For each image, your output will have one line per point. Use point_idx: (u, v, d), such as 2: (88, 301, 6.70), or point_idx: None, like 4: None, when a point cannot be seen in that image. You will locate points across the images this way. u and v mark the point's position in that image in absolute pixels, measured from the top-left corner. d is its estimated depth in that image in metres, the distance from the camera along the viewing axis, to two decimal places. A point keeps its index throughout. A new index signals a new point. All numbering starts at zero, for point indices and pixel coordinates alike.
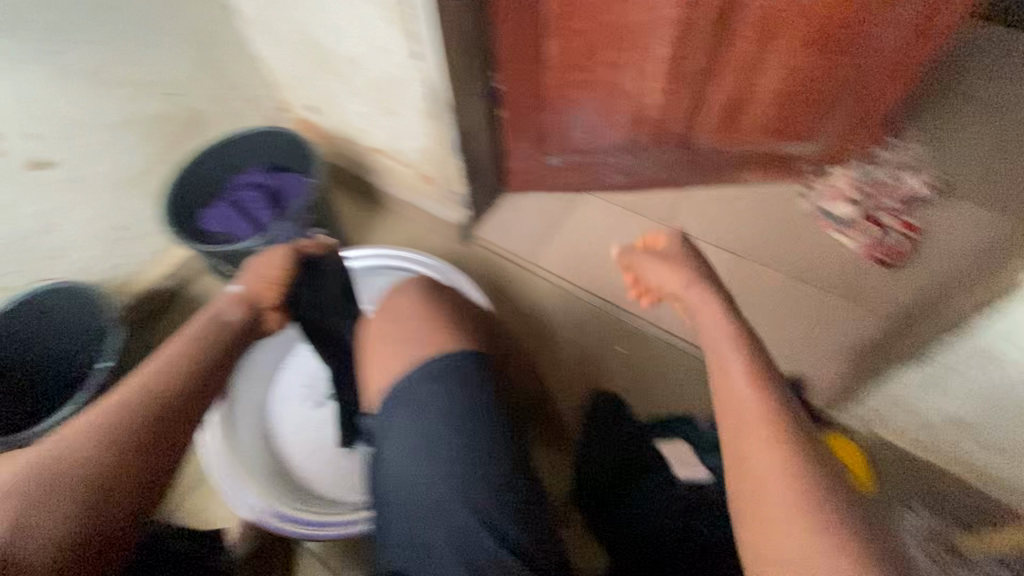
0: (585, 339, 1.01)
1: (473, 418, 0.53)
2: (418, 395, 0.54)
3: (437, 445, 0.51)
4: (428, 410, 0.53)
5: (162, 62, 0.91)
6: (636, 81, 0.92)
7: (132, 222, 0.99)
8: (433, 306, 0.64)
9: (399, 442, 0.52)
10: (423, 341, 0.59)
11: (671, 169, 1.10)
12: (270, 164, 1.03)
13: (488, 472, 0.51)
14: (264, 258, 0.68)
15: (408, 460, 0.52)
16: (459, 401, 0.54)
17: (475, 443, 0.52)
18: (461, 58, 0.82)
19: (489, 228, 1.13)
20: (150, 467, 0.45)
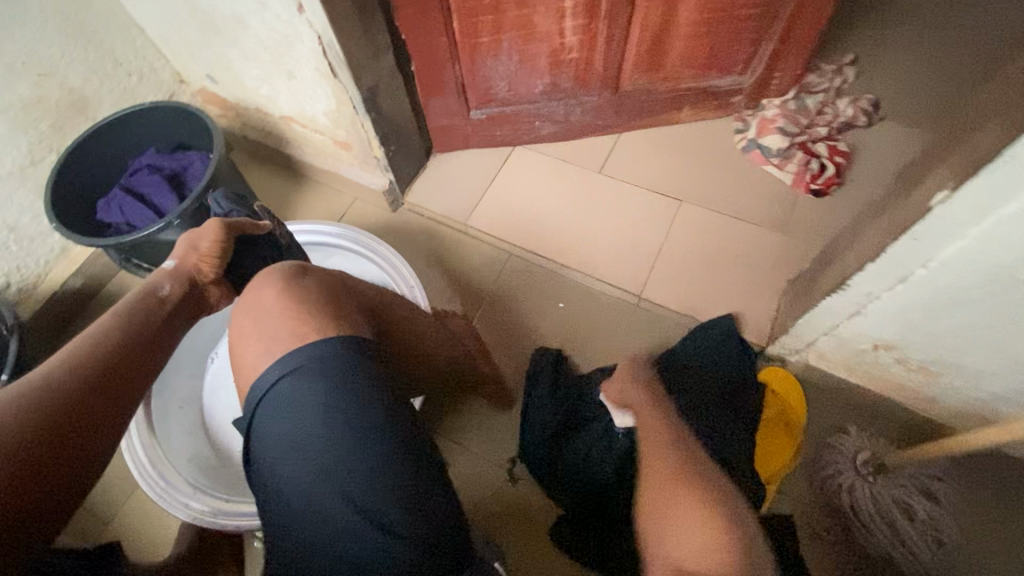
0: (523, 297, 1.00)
1: (342, 402, 0.49)
2: (281, 384, 0.50)
3: (304, 436, 0.48)
4: (296, 400, 0.49)
5: (23, 39, 0.81)
6: (549, 21, 0.86)
7: (29, 221, 0.91)
8: (293, 288, 0.56)
9: (267, 435, 0.49)
10: (291, 325, 0.53)
11: (601, 114, 1.07)
12: (171, 143, 0.95)
13: (364, 457, 0.48)
14: (200, 228, 0.65)
15: (278, 453, 0.48)
16: (323, 386, 0.49)
17: (346, 428, 0.48)
18: (350, 8, 0.75)
19: (419, 192, 1.09)
20: (79, 434, 0.49)
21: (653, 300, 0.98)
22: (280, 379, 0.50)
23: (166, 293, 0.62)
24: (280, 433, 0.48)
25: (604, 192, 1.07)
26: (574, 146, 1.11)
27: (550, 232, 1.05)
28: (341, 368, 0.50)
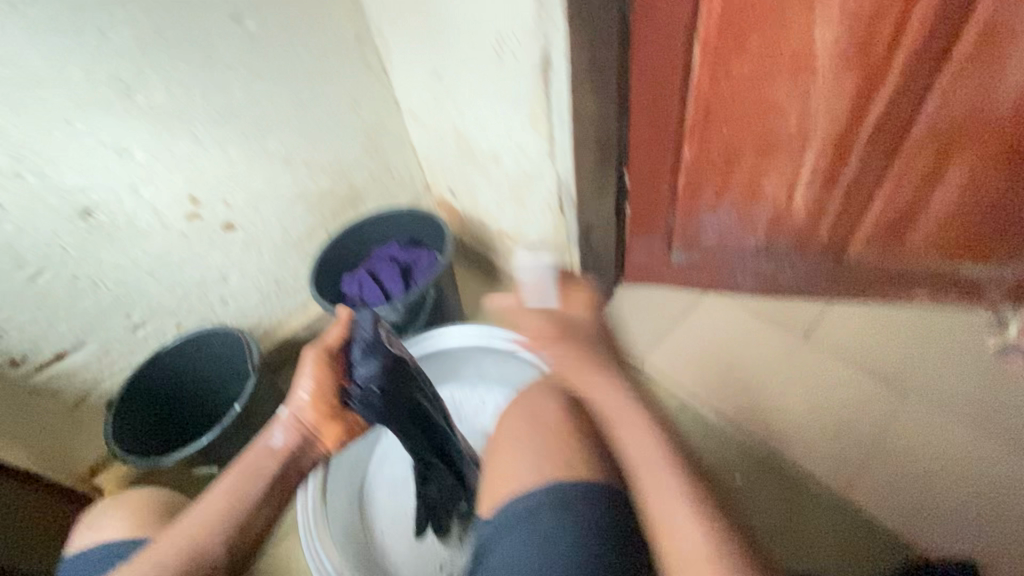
0: (717, 455, 0.92)
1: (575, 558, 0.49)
2: (523, 510, 0.52)
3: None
4: (535, 537, 0.50)
5: (338, 151, 1.06)
6: (778, 188, 0.86)
7: (291, 278, 1.13)
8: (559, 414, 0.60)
9: (496, 557, 0.51)
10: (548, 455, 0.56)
11: (814, 280, 1.00)
12: (406, 237, 1.13)
13: None
14: (300, 365, 0.70)
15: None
16: (563, 533, 0.50)
17: None
18: (593, 160, 0.83)
19: (602, 317, 1.11)
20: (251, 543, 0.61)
21: (858, 502, 0.86)
22: (533, 509, 0.52)
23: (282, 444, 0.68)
24: (536, 564, 0.49)
25: (805, 360, 0.99)
26: (774, 305, 1.06)
27: (734, 391, 0.98)
28: (589, 521, 0.51)
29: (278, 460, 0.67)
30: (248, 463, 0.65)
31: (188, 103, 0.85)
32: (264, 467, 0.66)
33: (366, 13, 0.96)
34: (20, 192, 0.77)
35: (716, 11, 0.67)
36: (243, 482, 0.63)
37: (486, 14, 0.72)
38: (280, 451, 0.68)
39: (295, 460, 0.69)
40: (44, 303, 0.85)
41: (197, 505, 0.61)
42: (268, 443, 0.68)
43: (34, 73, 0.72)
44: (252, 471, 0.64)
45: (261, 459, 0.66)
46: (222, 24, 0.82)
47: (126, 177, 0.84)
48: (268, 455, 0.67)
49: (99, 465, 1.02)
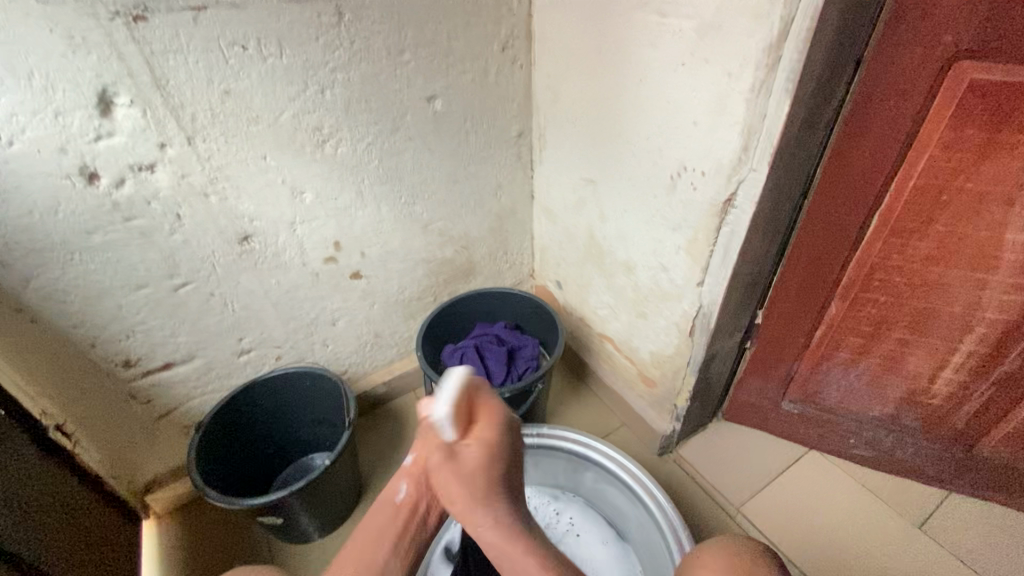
0: None
1: None
2: None
3: None
4: None
5: (470, 225, 1.10)
6: (921, 364, 0.84)
7: (389, 333, 1.14)
8: None
9: None
10: None
11: (935, 463, 0.95)
12: (509, 320, 1.15)
13: None
14: None
15: None
16: None
17: None
18: (739, 297, 0.83)
19: (692, 448, 1.06)
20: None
21: None
22: None
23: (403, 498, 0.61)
24: None
25: (921, 549, 0.90)
26: (883, 478, 1.00)
27: (840, 566, 0.89)
28: None
29: (399, 525, 0.60)
30: (370, 530, 0.59)
31: (363, 161, 0.90)
32: (385, 535, 0.59)
33: (535, 112, 1.03)
34: (199, 209, 0.80)
35: (906, 192, 0.70)
36: (367, 550, 0.57)
37: (674, 145, 0.76)
38: (403, 509, 0.61)
39: (419, 519, 0.61)
40: (175, 313, 0.87)
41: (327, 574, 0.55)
42: (392, 498, 0.62)
43: (254, 111, 0.77)
44: (376, 538, 0.59)
45: (382, 526, 0.60)
46: (417, 100, 0.89)
47: (288, 213, 0.88)
48: (392, 515, 0.61)
49: (156, 481, 0.99)
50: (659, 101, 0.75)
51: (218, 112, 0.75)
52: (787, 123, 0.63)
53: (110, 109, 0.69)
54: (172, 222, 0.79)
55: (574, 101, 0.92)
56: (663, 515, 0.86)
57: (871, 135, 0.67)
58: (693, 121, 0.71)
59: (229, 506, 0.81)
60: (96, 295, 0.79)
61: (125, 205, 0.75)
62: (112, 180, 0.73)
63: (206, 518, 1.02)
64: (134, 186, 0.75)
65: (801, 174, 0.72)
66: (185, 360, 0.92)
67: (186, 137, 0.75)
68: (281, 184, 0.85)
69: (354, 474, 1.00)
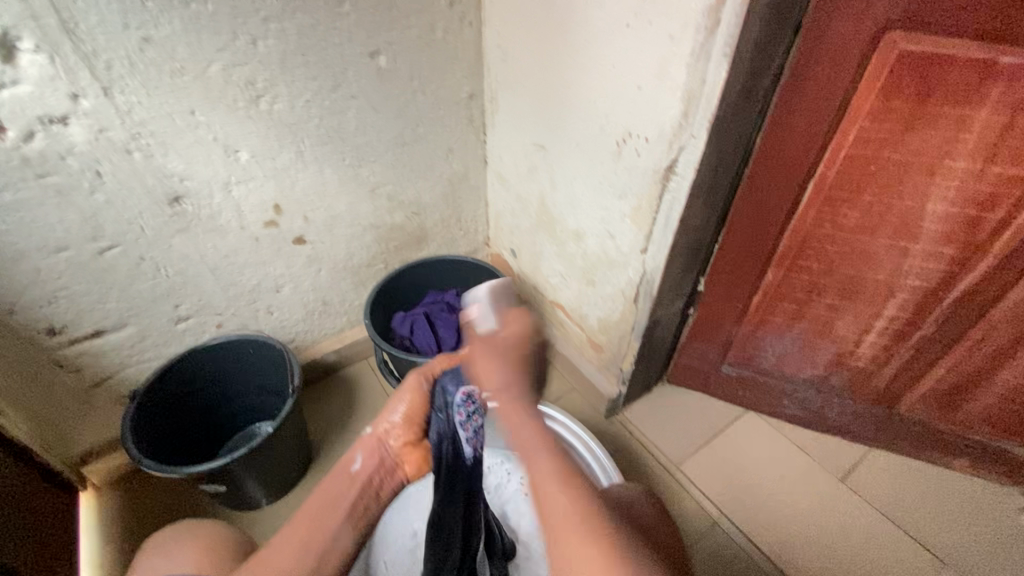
0: None
1: None
2: None
3: None
4: None
5: (420, 190, 1.08)
6: (849, 329, 0.89)
7: (338, 300, 1.11)
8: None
9: None
10: None
11: (859, 421, 1.01)
12: (460, 288, 1.15)
13: None
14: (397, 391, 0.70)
15: None
16: None
17: None
18: (682, 264, 0.85)
19: (637, 410, 1.09)
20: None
21: None
22: None
23: (357, 467, 0.64)
24: None
25: (842, 499, 0.97)
26: (813, 436, 1.06)
27: (770, 517, 0.95)
28: None
29: (357, 490, 0.62)
30: (325, 496, 0.60)
31: (303, 119, 0.86)
32: (342, 500, 0.60)
33: (486, 73, 1.00)
34: (122, 167, 0.76)
35: (838, 161, 0.72)
36: (319, 516, 0.58)
37: (619, 110, 0.75)
38: (358, 478, 0.63)
39: (372, 488, 0.63)
40: (102, 278, 0.82)
41: (273, 539, 0.56)
42: (347, 469, 0.64)
43: (178, 62, 0.72)
44: (329, 505, 0.59)
45: (336, 490, 0.61)
46: (359, 56, 0.85)
47: (223, 173, 0.83)
48: (348, 483, 0.62)
49: (93, 453, 0.96)
50: (604, 64, 0.74)
51: (137, 61, 0.70)
52: (726, 88, 0.63)
53: (12, 54, 0.63)
54: (91, 180, 0.74)
55: (524, 62, 0.89)
56: (603, 471, 0.89)
57: (807, 103, 0.68)
58: (636, 85, 0.71)
59: (167, 474, 0.79)
60: (11, 258, 0.74)
61: (37, 160, 0.70)
62: (20, 133, 0.67)
63: (150, 489, 1.00)
64: (46, 140, 0.69)
65: (740, 141, 0.72)
66: (116, 327, 0.88)
67: (102, 87, 0.69)
68: (214, 142, 0.80)
69: (302, 441, 0.99)
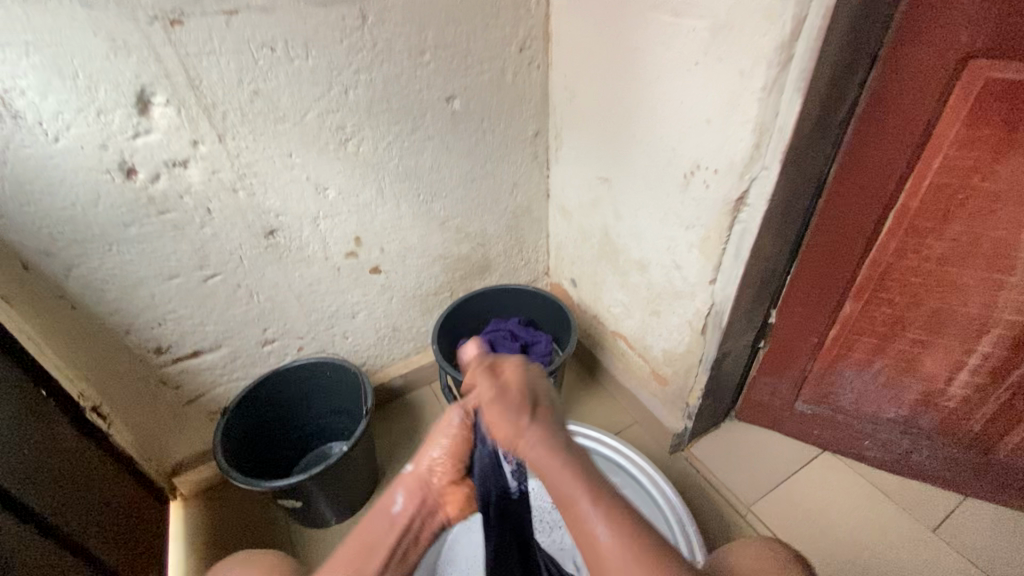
0: None
1: None
2: None
3: None
4: None
5: (487, 223, 1.12)
6: (938, 365, 0.83)
7: (406, 327, 1.16)
8: None
9: None
10: None
11: (953, 467, 0.93)
12: (522, 316, 1.17)
13: None
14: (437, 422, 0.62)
15: None
16: None
17: None
18: (752, 296, 0.84)
19: (703, 445, 1.06)
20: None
21: None
22: None
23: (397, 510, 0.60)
24: None
25: (936, 553, 0.89)
26: (900, 482, 0.98)
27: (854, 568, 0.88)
28: None
29: (394, 535, 0.58)
30: (365, 540, 0.59)
31: (383, 157, 0.92)
32: (379, 545, 0.58)
33: (551, 112, 1.05)
34: (228, 204, 0.84)
35: (922, 191, 0.70)
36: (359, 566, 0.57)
37: (687, 144, 0.77)
38: (398, 522, 0.59)
39: (413, 535, 0.59)
40: (203, 304, 0.91)
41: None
42: (389, 510, 0.60)
43: (281, 111, 0.81)
44: (369, 549, 0.58)
45: (376, 535, 0.59)
46: (436, 100, 0.92)
47: (312, 209, 0.91)
48: (387, 527, 0.59)
49: (183, 465, 1.04)
50: (672, 100, 0.76)
51: (248, 111, 0.79)
52: (799, 121, 0.64)
53: (148, 108, 0.73)
54: (202, 216, 0.83)
55: (590, 102, 0.93)
56: (671, 510, 0.86)
57: (886, 133, 0.67)
58: (705, 119, 0.72)
59: (251, 487, 0.84)
60: (131, 285, 0.83)
61: (160, 198, 0.79)
62: (148, 175, 0.77)
63: (231, 502, 1.06)
64: (169, 181, 0.79)
65: (814, 172, 0.72)
66: (212, 348, 0.96)
67: (217, 134, 0.78)
68: (306, 181, 0.88)
69: (369, 461, 1.03)
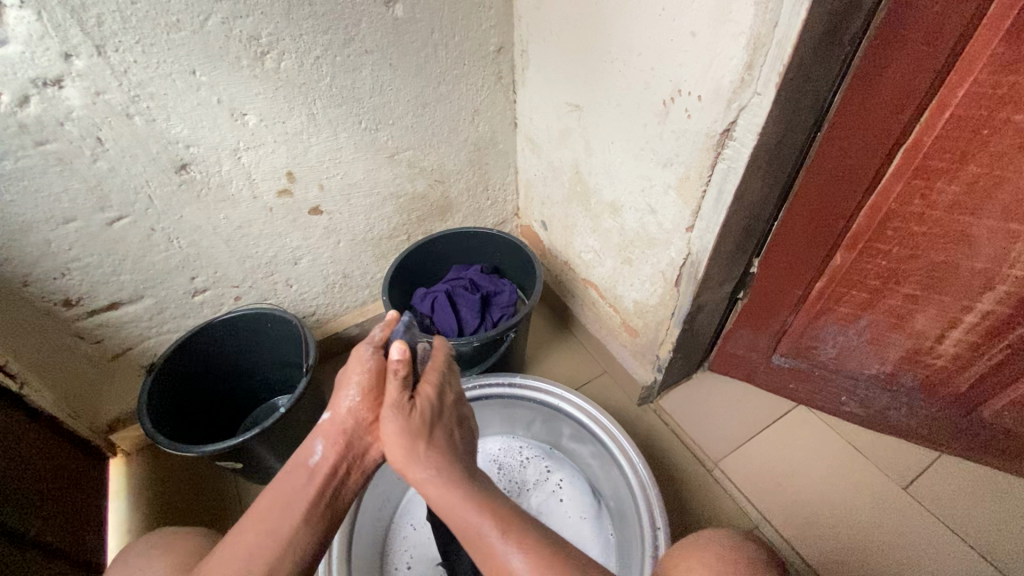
0: None
1: None
2: None
3: None
4: None
5: (445, 156, 0.99)
6: (930, 323, 0.77)
7: (358, 273, 1.06)
8: None
9: None
10: None
11: (929, 424, 0.90)
12: (486, 263, 1.08)
13: None
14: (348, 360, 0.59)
15: None
16: None
17: None
18: (733, 245, 0.74)
19: (674, 399, 1.01)
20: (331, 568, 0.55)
21: None
22: None
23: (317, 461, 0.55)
24: None
25: (904, 509, 0.87)
26: (873, 437, 0.95)
27: (820, 524, 0.86)
28: None
29: (314, 487, 0.53)
30: (280, 493, 0.52)
31: (312, 76, 0.78)
32: (298, 498, 0.52)
33: (517, 23, 0.89)
34: (124, 133, 0.71)
35: (939, 125, 0.59)
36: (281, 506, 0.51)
37: (666, 63, 0.64)
38: (319, 472, 0.54)
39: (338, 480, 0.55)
40: (114, 251, 0.79)
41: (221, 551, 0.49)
42: (306, 462, 0.54)
43: (174, 15, 0.65)
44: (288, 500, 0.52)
45: (294, 490, 0.53)
46: (372, 4, 0.76)
47: (230, 139, 0.78)
48: (307, 478, 0.54)
49: (121, 421, 0.97)
50: (652, 7, 0.62)
51: (129, 14, 0.63)
52: (805, 33, 0.51)
53: None
54: (92, 147, 0.70)
55: (558, 10, 0.78)
56: (638, 483, 0.78)
57: (906, 54, 0.55)
58: (690, 31, 0.59)
59: (181, 453, 0.77)
60: (19, 230, 0.71)
61: (34, 126, 0.65)
62: (12, 97, 0.63)
63: (177, 459, 1.00)
64: (42, 105, 0.65)
65: (817, 101, 0.60)
66: (132, 299, 0.86)
67: (94, 45, 0.63)
68: (218, 105, 0.74)
69: (320, 417, 0.97)
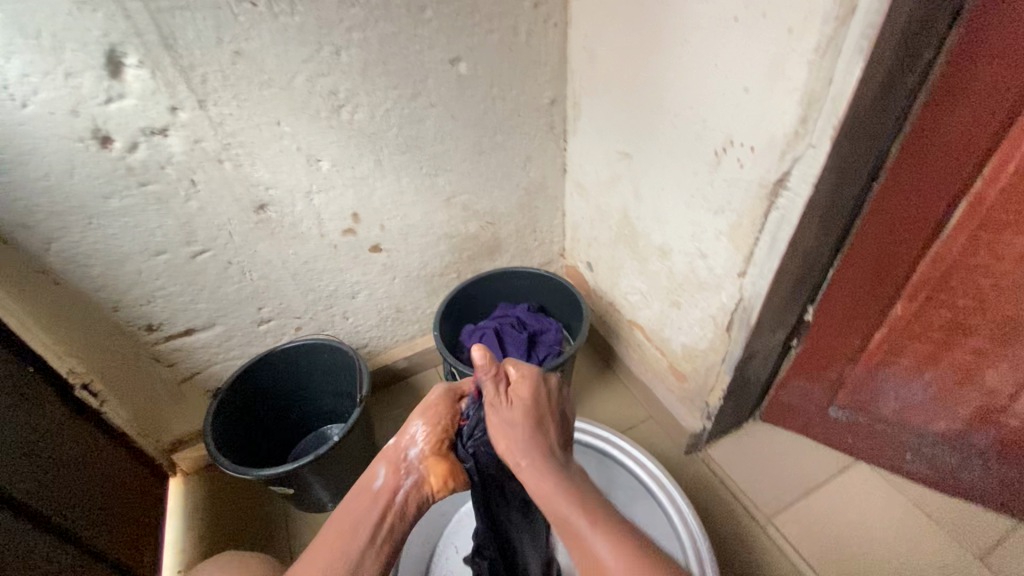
0: None
1: None
2: None
3: None
4: None
5: (498, 200, 1.04)
6: (1003, 379, 0.73)
7: (410, 308, 1.11)
8: None
9: None
10: None
11: (1006, 491, 0.83)
12: (533, 302, 1.10)
13: None
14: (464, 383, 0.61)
15: None
16: None
17: None
18: (789, 291, 0.74)
19: (724, 449, 0.98)
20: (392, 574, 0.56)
21: None
22: None
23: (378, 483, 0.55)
24: None
25: None
26: (941, 500, 0.89)
27: None
28: None
29: (376, 514, 0.54)
30: (344, 520, 0.54)
31: (381, 127, 0.85)
32: (360, 525, 0.53)
33: (570, 77, 0.95)
34: (214, 176, 0.79)
35: (1003, 177, 0.59)
36: (343, 541, 0.53)
37: (718, 115, 0.66)
38: (380, 495, 0.55)
39: (396, 508, 0.55)
40: (193, 281, 0.86)
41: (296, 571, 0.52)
42: (369, 486, 0.56)
43: (267, 74, 0.73)
44: (351, 530, 0.53)
45: (357, 513, 0.54)
46: (439, 62, 0.83)
47: (303, 182, 0.85)
48: (368, 501, 0.55)
49: (182, 441, 1.03)
50: (705, 62, 0.65)
51: (230, 74, 0.71)
52: (859, 91, 0.53)
53: (119, 70, 0.66)
54: (187, 188, 0.78)
55: (611, 63, 0.82)
56: (685, 531, 0.79)
57: (965, 110, 0.55)
58: (743, 87, 0.62)
59: (240, 475, 0.81)
60: (116, 260, 0.79)
61: (140, 169, 0.74)
62: (125, 144, 0.71)
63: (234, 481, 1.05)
64: (148, 150, 0.73)
65: (875, 153, 0.61)
66: (205, 326, 0.92)
67: (198, 100, 0.72)
68: (298, 152, 0.81)
69: (370, 447, 0.99)
